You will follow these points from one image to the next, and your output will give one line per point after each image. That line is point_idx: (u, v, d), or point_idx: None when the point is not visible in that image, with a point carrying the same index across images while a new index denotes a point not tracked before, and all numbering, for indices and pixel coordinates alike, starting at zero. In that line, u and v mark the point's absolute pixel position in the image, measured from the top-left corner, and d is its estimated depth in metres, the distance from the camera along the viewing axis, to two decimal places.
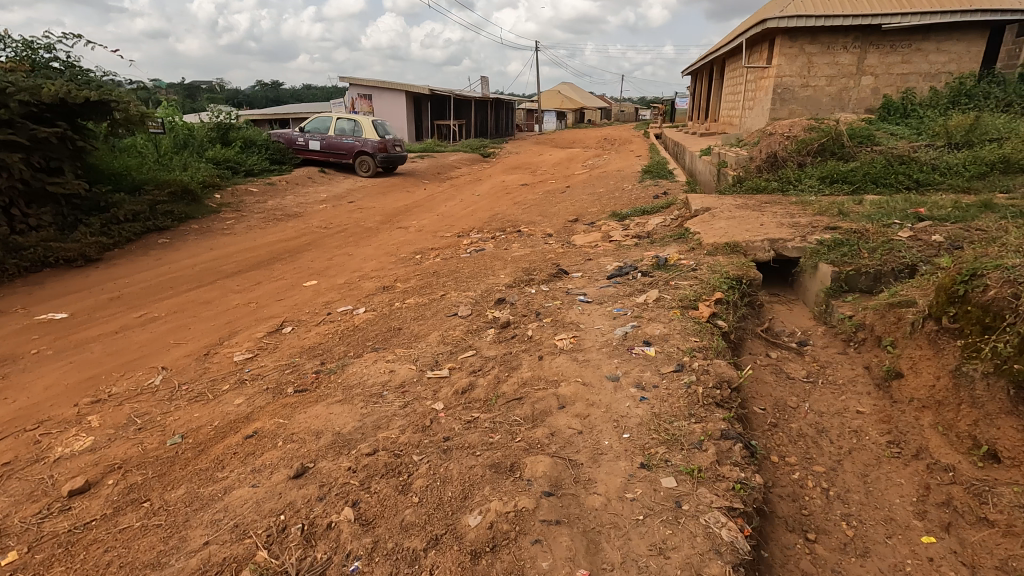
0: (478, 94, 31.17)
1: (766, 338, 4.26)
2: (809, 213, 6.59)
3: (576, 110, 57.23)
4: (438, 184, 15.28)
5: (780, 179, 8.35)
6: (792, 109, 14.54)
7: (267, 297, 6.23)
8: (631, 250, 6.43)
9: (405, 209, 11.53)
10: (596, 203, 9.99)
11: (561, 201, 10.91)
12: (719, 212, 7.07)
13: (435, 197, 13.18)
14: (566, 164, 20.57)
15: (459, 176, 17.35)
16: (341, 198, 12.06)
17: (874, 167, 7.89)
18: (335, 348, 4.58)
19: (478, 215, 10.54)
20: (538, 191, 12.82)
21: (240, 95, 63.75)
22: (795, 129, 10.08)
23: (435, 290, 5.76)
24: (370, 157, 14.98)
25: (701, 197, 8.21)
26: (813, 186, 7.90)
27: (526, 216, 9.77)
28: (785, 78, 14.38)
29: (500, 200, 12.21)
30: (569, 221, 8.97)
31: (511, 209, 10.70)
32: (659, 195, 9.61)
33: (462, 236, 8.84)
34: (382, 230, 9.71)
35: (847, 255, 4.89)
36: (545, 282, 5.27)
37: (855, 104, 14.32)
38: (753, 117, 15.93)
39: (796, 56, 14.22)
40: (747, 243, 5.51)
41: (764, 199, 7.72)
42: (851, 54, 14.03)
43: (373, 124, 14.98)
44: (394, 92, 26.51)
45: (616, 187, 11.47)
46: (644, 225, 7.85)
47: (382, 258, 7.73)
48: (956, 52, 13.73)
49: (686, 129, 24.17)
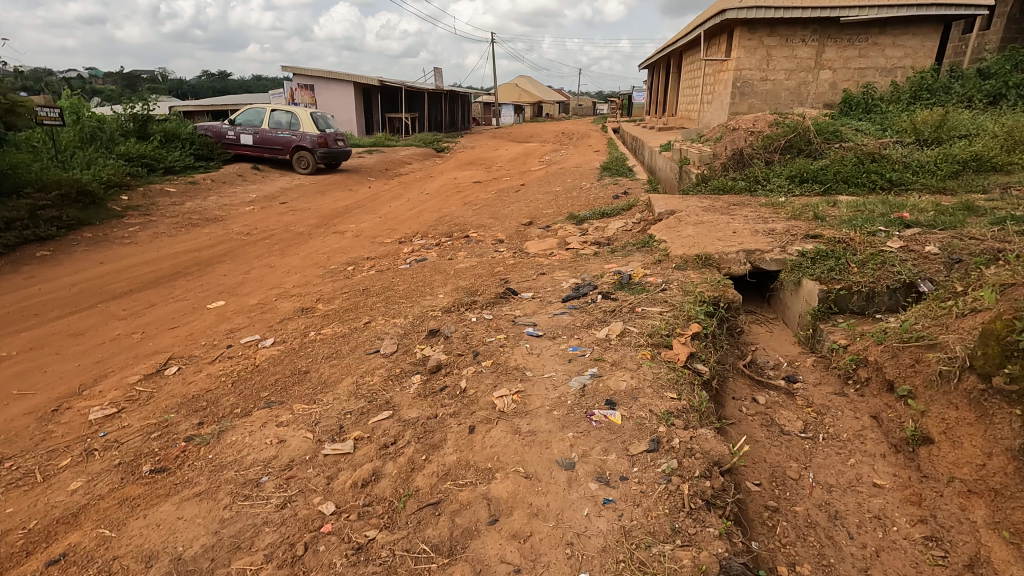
0: (432, 86, 29.99)
1: (751, 377, 3.55)
2: (782, 217, 5.99)
3: (534, 104, 56.51)
4: (385, 182, 14.23)
5: (747, 178, 7.79)
6: (751, 103, 14.15)
7: (157, 324, 5.18)
8: (591, 261, 5.66)
9: (345, 210, 10.50)
10: (552, 204, 9.22)
11: (514, 201, 10.10)
12: (685, 216, 6.39)
13: (380, 196, 12.17)
14: (523, 159, 19.80)
15: (409, 172, 16.32)
16: (274, 198, 10.92)
17: (844, 165, 7.40)
18: (222, 400, 3.63)
19: (424, 216, 9.63)
20: (492, 189, 11.99)
21: (180, 85, 60.21)
22: (759, 125, 9.55)
23: (360, 314, 4.85)
24: (309, 152, 13.79)
25: (665, 198, 7.54)
26: (782, 186, 7.36)
27: (477, 218, 8.93)
28: (744, 71, 13.96)
29: (450, 199, 11.30)
30: (522, 225, 8.17)
31: (460, 210, 9.83)
32: (619, 195, 8.92)
33: (403, 242, 7.93)
34: (315, 235, 8.68)
35: (835, 269, 4.25)
36: (489, 305, 4.45)
37: (814, 99, 14.03)
38: (712, 111, 15.52)
39: (756, 49, 13.81)
40: (720, 254, 4.82)
41: (732, 200, 7.11)
42: (809, 47, 13.71)
43: (311, 116, 13.77)
44: (341, 82, 25.07)
45: (574, 185, 10.76)
46: (604, 230, 7.12)
47: (309, 271, 6.74)
48: (912, 47, 13.57)
49: (646, 124, 23.75)
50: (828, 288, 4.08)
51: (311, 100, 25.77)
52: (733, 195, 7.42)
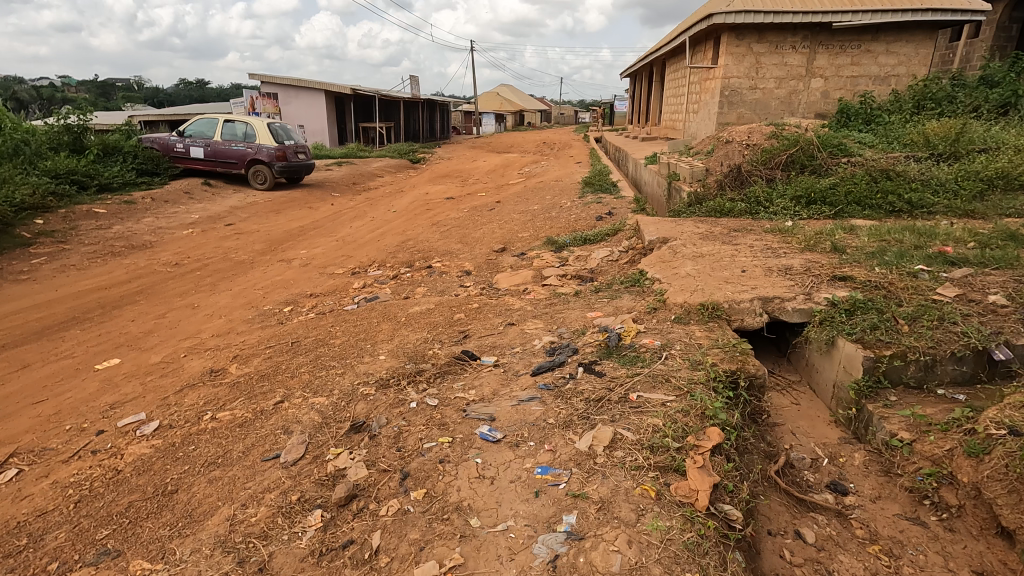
0: (409, 94, 29.04)
1: (789, 494, 2.59)
2: (795, 250, 5.09)
3: (515, 113, 55.87)
4: (350, 197, 13.20)
5: (747, 198, 6.91)
6: (740, 112, 13.40)
7: (19, 396, 4.05)
8: (570, 306, 4.68)
9: (299, 233, 9.43)
10: (529, 226, 8.28)
11: (487, 221, 9.14)
12: (680, 247, 5.47)
13: (342, 216, 11.12)
14: (502, 171, 18.87)
15: (379, 186, 15.29)
16: (220, 219, 9.82)
17: (856, 183, 6.57)
18: (46, 541, 2.54)
19: (386, 240, 8.62)
20: (464, 207, 11.02)
21: (155, 93, 58.52)
22: (754, 138, 8.72)
23: (276, 385, 3.79)
24: (266, 166, 12.70)
25: (656, 221, 6.64)
26: (788, 209, 6.50)
27: (444, 242, 7.94)
28: (732, 79, 13.20)
29: (418, 218, 10.31)
30: (494, 252, 7.21)
31: (427, 232, 8.84)
32: (602, 217, 8.01)
33: (357, 273, 6.91)
34: (258, 264, 7.60)
35: (881, 328, 3.32)
36: (437, 379, 3.43)
37: (805, 109, 13.32)
38: (699, 122, 14.79)
39: (744, 56, 13.07)
40: (730, 303, 3.87)
41: (732, 225, 6.23)
42: (800, 54, 12.99)
43: (268, 127, 12.67)
44: (312, 91, 24.01)
45: (554, 203, 9.84)
46: (586, 260, 6.19)
47: (236, 315, 5.67)
48: (905, 54, 12.93)
49: (629, 134, 23.03)
50: (877, 355, 3.14)
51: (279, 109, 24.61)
52: (731, 219, 6.54)
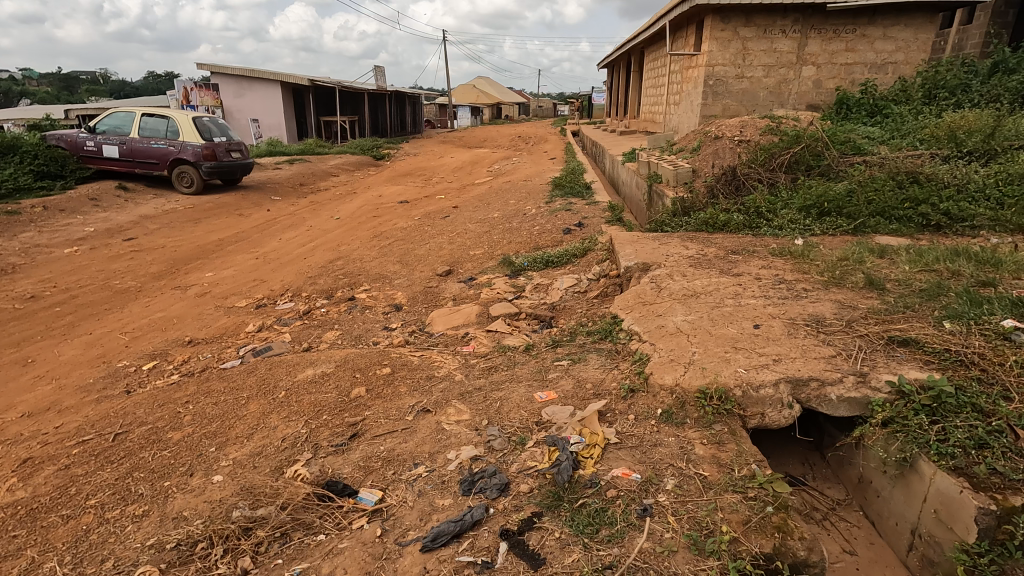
0: (374, 86, 27.34)
1: None
2: (818, 285, 3.83)
3: (491, 106, 54.27)
4: (293, 201, 11.70)
5: (745, 207, 5.65)
6: (725, 104, 12.20)
7: None
8: (515, 373, 3.36)
9: (214, 249, 7.96)
10: (484, 240, 6.95)
11: (437, 232, 7.78)
12: (664, 280, 4.18)
13: (276, 225, 9.66)
14: (470, 169, 17.46)
15: (330, 188, 13.78)
16: (121, 231, 8.28)
17: (878, 189, 5.35)
18: None
19: (314, 257, 7.22)
20: (417, 213, 9.63)
21: (121, 86, 55.76)
22: (747, 133, 7.47)
23: (33, 538, 2.37)
24: (193, 167, 11.11)
25: (633, 237, 5.37)
26: (798, 222, 5.26)
27: (380, 262, 6.55)
28: (717, 67, 11.97)
29: (361, 228, 8.90)
30: (437, 278, 5.87)
31: (365, 247, 7.45)
32: (571, 229, 6.71)
33: (263, 307, 5.50)
34: (144, 293, 6.12)
35: (995, 449, 2.07)
36: (275, 546, 2.08)
37: (796, 99, 12.16)
38: (681, 115, 13.58)
39: (730, 41, 11.80)
40: (743, 388, 2.56)
41: (727, 245, 4.97)
42: (790, 39, 11.77)
43: (193, 122, 11.09)
44: (266, 82, 22.26)
45: (517, 208, 8.51)
46: (546, 293, 4.92)
47: (73, 378, 4.20)
48: (903, 40, 11.79)
49: (607, 127, 21.77)
50: (1006, 510, 1.91)
51: (232, 101, 22.83)
52: (726, 235, 5.29)
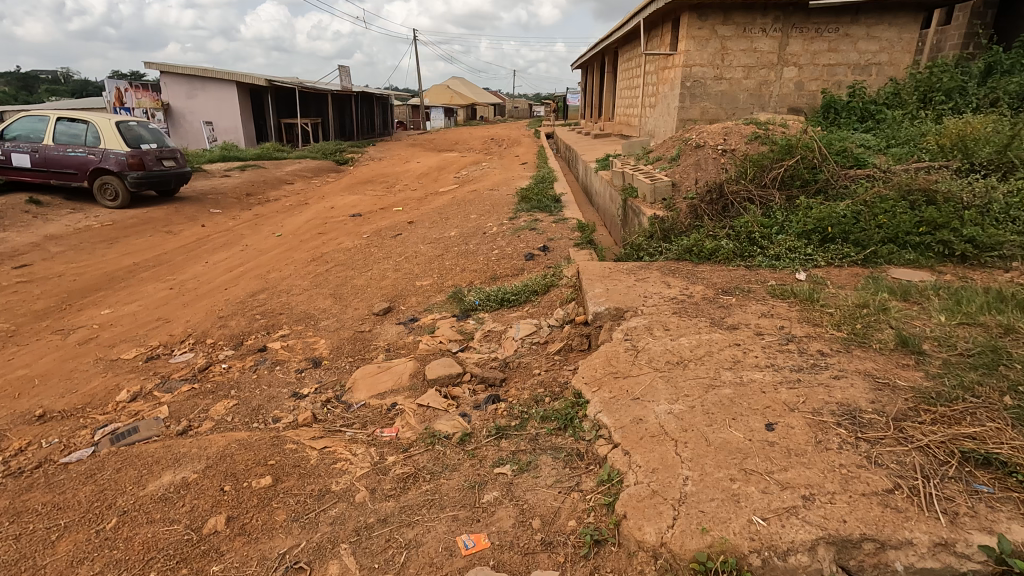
0: (338, 87, 26.14)
1: None
2: (838, 347, 2.98)
3: (465, 108, 53.24)
4: (234, 215, 10.58)
5: (735, 230, 4.80)
6: (703, 107, 11.46)
7: None
8: (439, 489, 2.42)
9: (124, 277, 6.86)
10: (435, 266, 6.00)
11: (384, 254, 6.81)
12: (641, 337, 3.30)
13: (208, 243, 8.58)
14: (436, 175, 16.47)
15: (280, 198, 12.65)
16: (16, 256, 7.13)
17: (888, 211, 4.57)
18: None
19: (236, 288, 6.18)
20: (367, 229, 8.62)
21: (78, 85, 53.30)
22: (731, 141, 6.68)
23: None
24: (117, 177, 9.92)
25: (605, 270, 4.50)
26: (799, 250, 4.44)
27: (310, 296, 5.56)
28: (694, 68, 11.22)
29: (302, 247, 7.88)
30: (372, 319, 4.91)
31: (299, 273, 6.44)
32: (535, 253, 5.81)
33: (154, 361, 4.48)
34: (14, 339, 5.03)
35: None
36: None
37: (776, 102, 11.47)
38: (658, 118, 12.81)
39: (708, 40, 11.06)
40: (763, 557, 1.68)
41: (716, 282, 4.12)
42: (771, 39, 11.06)
43: (117, 128, 9.94)
44: (220, 82, 20.95)
45: (478, 225, 7.59)
46: (499, 344, 4.00)
47: None
48: (887, 39, 11.16)
49: (582, 130, 20.97)
50: None
51: (184, 103, 21.47)
52: (714, 267, 4.45)
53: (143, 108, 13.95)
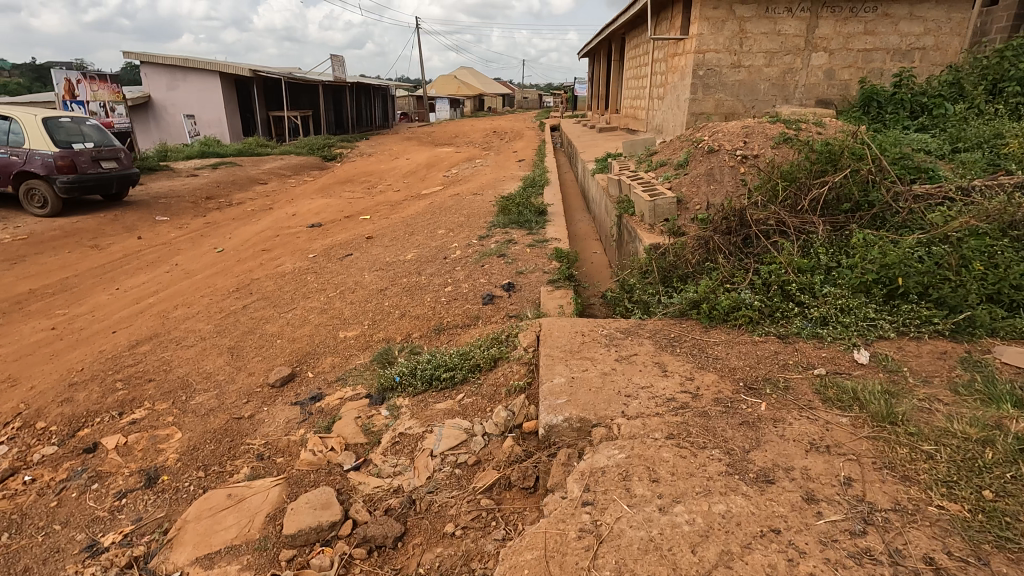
0: (332, 77, 24.84)
1: None
2: (960, 554, 1.64)
3: (473, 98, 51.68)
4: (181, 223, 9.35)
5: (761, 277, 3.44)
6: (718, 99, 10.01)
7: None
8: None
9: (6, 310, 5.63)
10: (370, 308, 4.69)
11: (320, 285, 5.51)
12: (610, 499, 1.96)
13: (134, 262, 7.35)
14: (425, 173, 15.13)
15: (244, 201, 11.39)
16: None
17: (985, 254, 3.19)
18: None
19: (126, 330, 4.92)
20: (319, 245, 7.33)
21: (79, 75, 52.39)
22: (754, 146, 5.29)
23: None
24: (45, 182, 8.70)
25: (574, 339, 3.16)
26: (854, 312, 3.09)
27: (202, 352, 4.29)
28: (708, 54, 9.77)
29: (237, 269, 6.61)
30: (263, 394, 3.62)
31: (209, 311, 5.17)
32: (496, 294, 4.48)
33: None
34: None
35: None
36: None
37: (802, 94, 9.96)
38: (667, 112, 11.37)
39: (724, 22, 9.60)
40: None
41: (734, 369, 2.76)
42: (798, 20, 9.54)
43: (44, 125, 8.68)
44: (203, 72, 19.76)
45: (443, 245, 6.26)
46: (410, 462, 2.69)
47: None
48: (934, 20, 9.56)
49: (587, 123, 19.47)
50: None
51: (165, 94, 20.31)
52: (732, 336, 3.10)
53: (100, 102, 12.75)
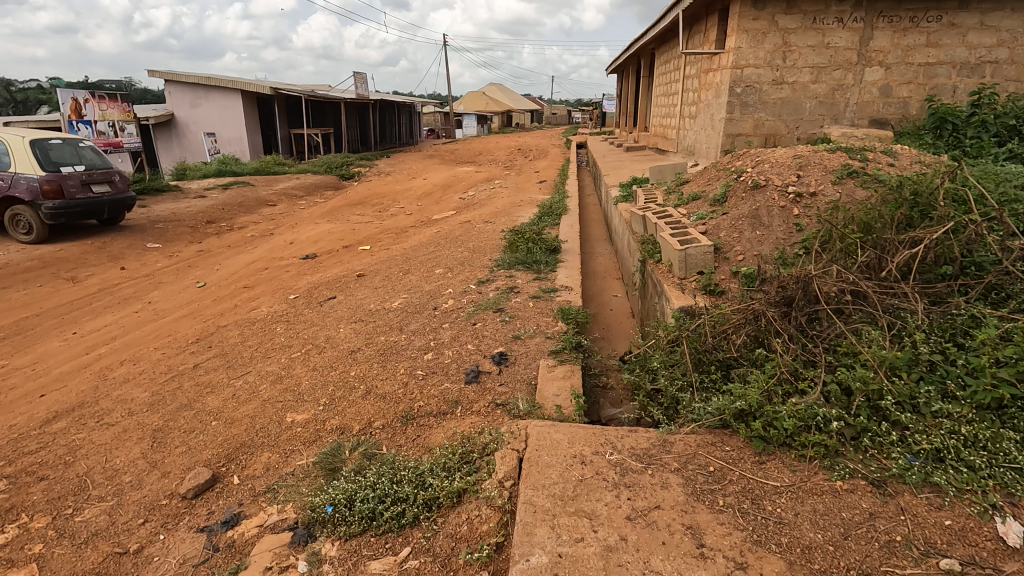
0: (355, 94, 24.57)
1: None
2: None
3: (501, 115, 51.36)
4: (172, 251, 8.77)
5: (838, 377, 2.45)
6: (756, 119, 9.00)
7: None
8: None
9: None
10: (332, 378, 3.84)
11: (287, 341, 4.70)
12: None
13: (106, 298, 6.71)
14: (442, 194, 14.44)
15: (246, 225, 10.82)
16: None
17: None
18: None
19: (53, 393, 4.19)
20: (305, 282, 6.59)
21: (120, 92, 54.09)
22: (810, 182, 4.29)
23: None
24: (31, 208, 8.23)
25: (568, 471, 2.23)
26: (989, 445, 2.06)
27: (120, 434, 3.49)
28: (747, 70, 8.79)
29: (209, 312, 5.89)
30: (167, 511, 2.78)
31: (155, 371, 4.40)
32: (483, 368, 3.58)
33: None
34: None
35: None
36: None
37: (854, 113, 8.87)
38: (699, 133, 10.39)
39: (765, 34, 8.61)
40: None
41: (811, 554, 1.79)
42: (849, 31, 8.49)
43: (32, 148, 8.24)
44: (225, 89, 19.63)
45: (437, 289, 5.41)
46: None
47: None
48: (1008, 30, 8.38)
49: (614, 142, 18.56)
50: None
51: (188, 111, 20.24)
52: (801, 479, 2.11)
53: (109, 121, 12.45)
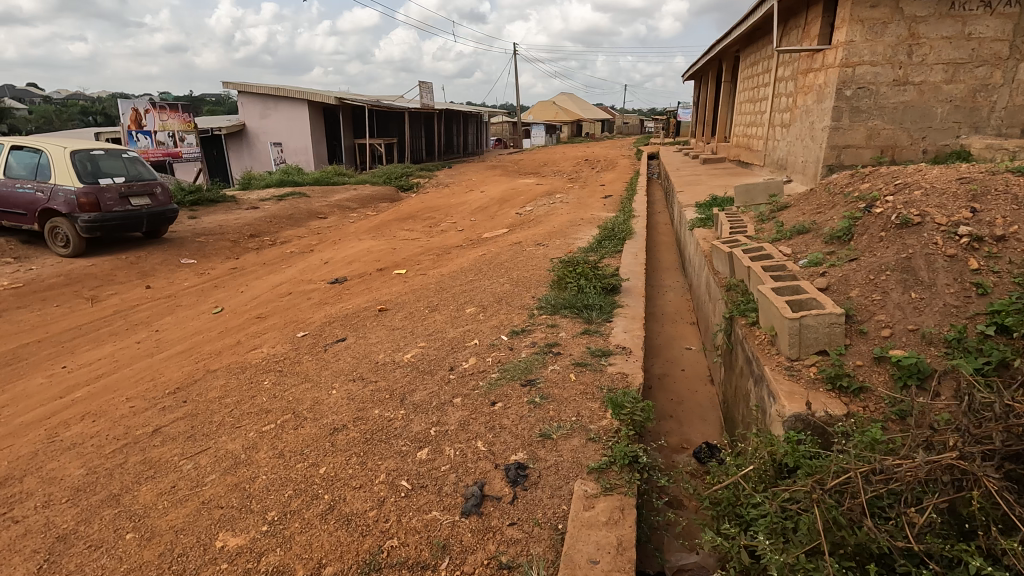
0: (420, 103, 24.26)
1: None
2: None
3: (570, 124, 50.23)
4: (204, 268, 8.28)
5: None
6: (869, 128, 7.37)
7: None
8: None
9: None
10: (294, 476, 2.84)
11: (268, 402, 3.77)
12: None
13: (115, 322, 6.17)
14: (498, 209, 13.48)
15: (289, 240, 10.30)
16: None
17: None
18: None
19: None
20: (322, 314, 5.74)
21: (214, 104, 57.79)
22: (995, 222, 2.87)
23: None
24: (68, 220, 7.97)
25: None
26: None
27: (17, 540, 2.66)
28: (860, 68, 7.20)
29: (208, 348, 5.14)
30: None
31: (109, 435, 3.61)
32: (492, 489, 2.48)
33: None
34: None
35: None
36: None
37: (1001, 120, 7.02)
38: (795, 143, 8.80)
39: (886, 24, 7.01)
40: None
41: None
42: (998, 18, 6.74)
43: (71, 160, 7.98)
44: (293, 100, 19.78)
45: (460, 339, 4.35)
46: None
47: None
48: None
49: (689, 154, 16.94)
50: None
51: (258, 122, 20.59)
52: None
53: (169, 131, 12.43)
